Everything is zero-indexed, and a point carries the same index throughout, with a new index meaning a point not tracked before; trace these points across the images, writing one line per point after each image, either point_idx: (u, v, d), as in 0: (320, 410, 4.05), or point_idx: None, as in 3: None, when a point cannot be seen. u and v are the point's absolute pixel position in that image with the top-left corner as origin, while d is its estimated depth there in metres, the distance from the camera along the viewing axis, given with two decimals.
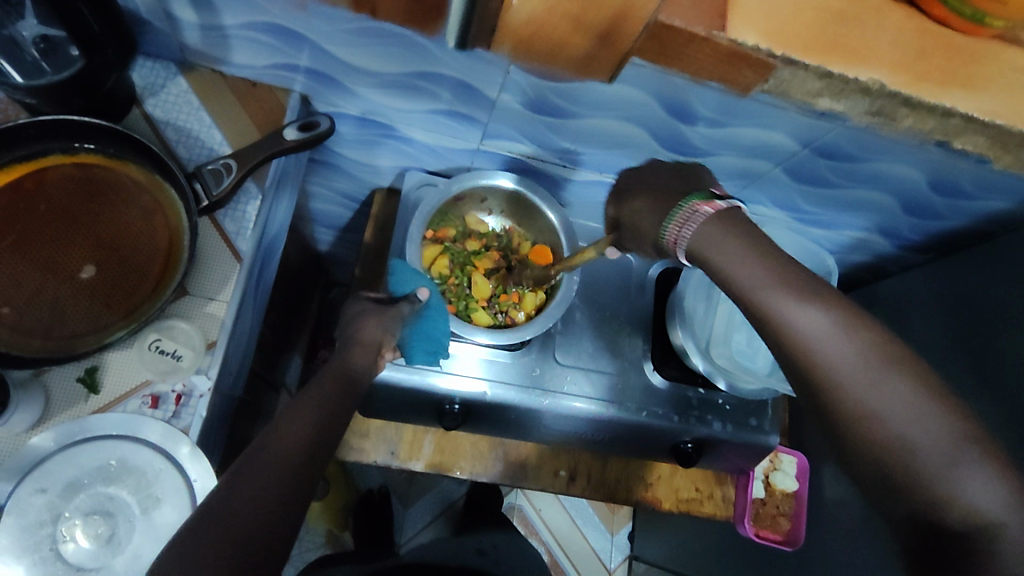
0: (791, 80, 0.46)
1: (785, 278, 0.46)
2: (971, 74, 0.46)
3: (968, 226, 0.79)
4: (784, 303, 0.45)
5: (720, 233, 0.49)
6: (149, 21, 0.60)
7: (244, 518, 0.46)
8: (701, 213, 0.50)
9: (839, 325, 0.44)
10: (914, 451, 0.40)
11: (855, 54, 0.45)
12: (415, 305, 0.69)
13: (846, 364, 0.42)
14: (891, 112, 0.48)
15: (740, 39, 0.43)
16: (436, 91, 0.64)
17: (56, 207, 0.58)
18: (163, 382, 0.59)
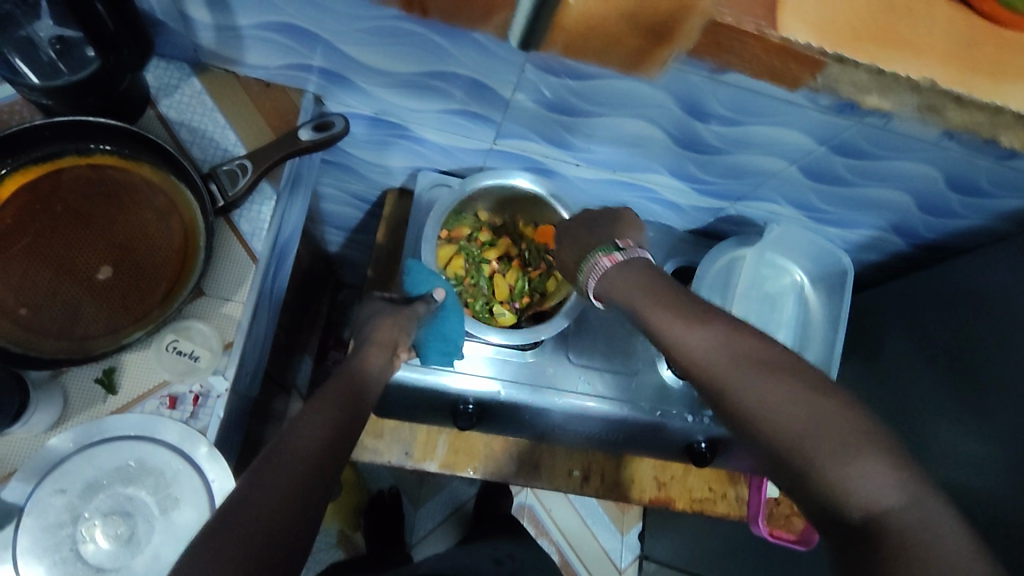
0: (841, 76, 0.45)
1: (672, 301, 0.52)
2: (1016, 64, 0.46)
3: (984, 223, 0.78)
4: (672, 325, 0.50)
5: (620, 275, 0.57)
6: (164, 22, 0.60)
7: (264, 517, 0.46)
8: (602, 264, 0.60)
9: (728, 337, 0.48)
10: (800, 443, 0.42)
11: (910, 48, 0.45)
12: (431, 305, 0.70)
13: (735, 368, 0.46)
14: (941, 108, 0.48)
15: (792, 35, 0.43)
16: (449, 90, 0.64)
17: (73, 209, 0.58)
18: (180, 383, 0.59)
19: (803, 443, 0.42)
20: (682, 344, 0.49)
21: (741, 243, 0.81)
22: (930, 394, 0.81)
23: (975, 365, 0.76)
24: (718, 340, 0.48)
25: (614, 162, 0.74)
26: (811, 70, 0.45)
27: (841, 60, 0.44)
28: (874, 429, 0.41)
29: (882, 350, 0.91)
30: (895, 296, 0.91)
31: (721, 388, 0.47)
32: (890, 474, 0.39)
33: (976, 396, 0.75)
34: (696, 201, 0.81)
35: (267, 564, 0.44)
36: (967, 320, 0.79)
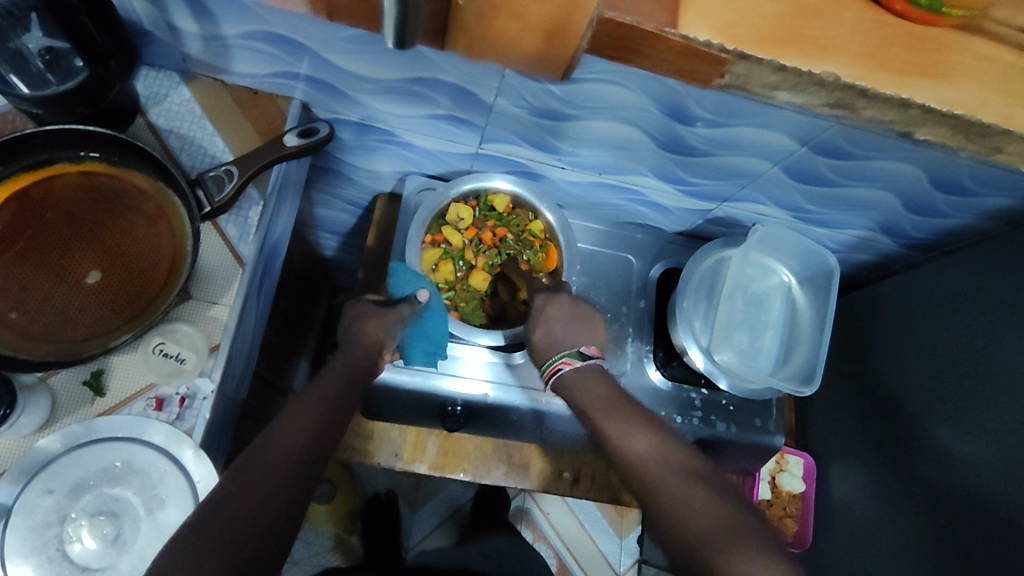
0: (747, 74, 0.45)
1: (626, 413, 0.61)
2: (935, 63, 0.45)
3: (973, 223, 0.78)
4: (621, 426, 0.59)
5: (579, 380, 0.66)
6: (151, 32, 0.62)
7: (246, 513, 0.47)
8: (563, 367, 0.67)
9: (665, 446, 0.57)
10: (699, 538, 0.49)
11: (817, 47, 0.44)
12: (415, 307, 0.70)
13: (661, 472, 0.55)
14: (852, 103, 0.46)
15: (693, 33, 0.42)
16: (433, 97, 0.65)
17: (63, 215, 0.60)
18: (167, 385, 0.60)
19: (701, 537, 0.49)
20: (620, 444, 0.59)
21: (728, 244, 0.83)
22: (920, 392, 0.81)
23: (965, 365, 0.76)
24: (653, 445, 0.57)
25: (599, 165, 0.75)
26: (717, 70, 0.44)
27: (744, 58, 0.43)
28: (761, 537, 0.49)
29: (874, 350, 0.90)
30: (886, 296, 0.91)
31: (647, 488, 0.55)
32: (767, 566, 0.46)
33: (965, 396, 0.75)
34: (683, 203, 0.82)
35: (249, 558, 0.45)
36: (956, 321, 0.79)
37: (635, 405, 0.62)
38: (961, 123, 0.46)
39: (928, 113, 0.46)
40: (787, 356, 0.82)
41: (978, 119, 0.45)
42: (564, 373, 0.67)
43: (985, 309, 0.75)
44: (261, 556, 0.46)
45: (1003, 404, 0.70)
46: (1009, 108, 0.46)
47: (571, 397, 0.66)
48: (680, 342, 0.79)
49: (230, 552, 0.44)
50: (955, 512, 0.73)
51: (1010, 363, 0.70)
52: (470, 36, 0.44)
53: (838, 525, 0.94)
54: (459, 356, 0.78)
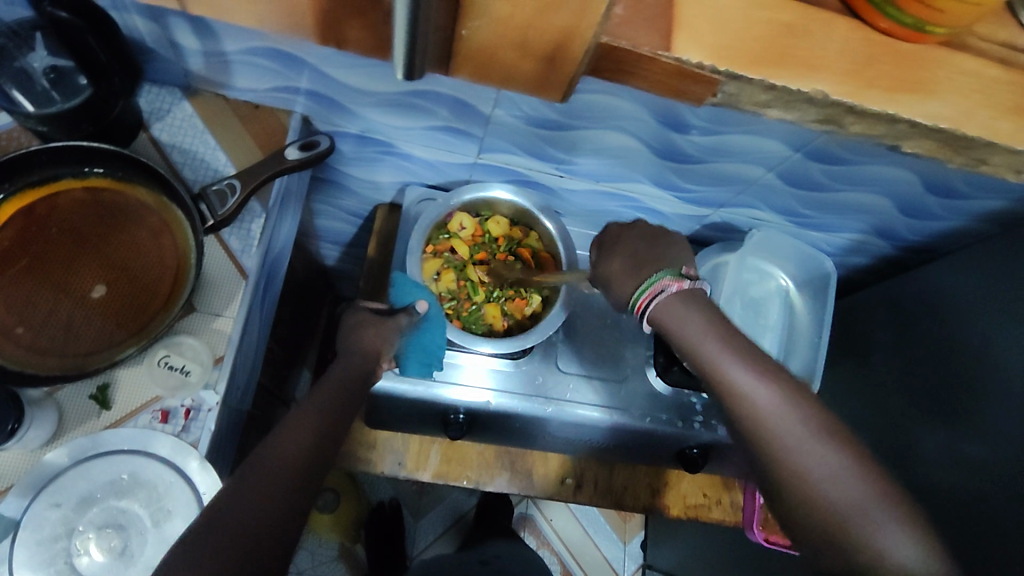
0: (738, 93, 0.45)
1: (739, 343, 0.55)
2: (922, 79, 0.46)
3: (966, 225, 0.79)
4: (728, 362, 0.54)
5: (683, 309, 0.57)
6: (154, 49, 0.63)
7: (245, 526, 0.47)
8: (667, 290, 0.58)
9: (787, 391, 0.52)
10: (839, 504, 0.48)
11: (803, 65, 0.44)
12: (413, 318, 0.71)
13: (793, 427, 0.51)
14: (840, 120, 0.47)
15: (685, 56, 0.43)
16: (433, 108, 0.66)
17: (69, 229, 0.60)
18: (172, 398, 0.60)
19: (828, 493, 0.48)
20: (750, 403, 0.52)
21: (725, 248, 0.83)
22: (917, 394, 0.82)
23: (961, 367, 0.76)
24: (780, 399, 0.52)
25: (597, 173, 0.76)
26: (708, 89, 0.45)
27: (737, 78, 0.44)
28: (891, 491, 0.48)
29: (872, 353, 0.91)
30: (883, 299, 0.92)
31: (762, 434, 0.52)
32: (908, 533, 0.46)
33: (962, 397, 0.76)
34: (680, 209, 0.82)
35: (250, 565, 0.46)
36: (951, 322, 0.79)
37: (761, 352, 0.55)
38: (947, 137, 0.47)
39: (915, 128, 0.47)
40: (786, 360, 0.84)
41: (962, 134, 0.46)
42: (671, 293, 0.58)
43: (980, 311, 0.76)
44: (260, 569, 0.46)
45: (1000, 405, 0.71)
46: (992, 120, 0.47)
47: (682, 337, 0.57)
48: None
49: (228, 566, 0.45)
50: (953, 513, 0.74)
51: (1004, 366, 0.71)
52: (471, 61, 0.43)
53: None
54: (460, 364, 0.78)
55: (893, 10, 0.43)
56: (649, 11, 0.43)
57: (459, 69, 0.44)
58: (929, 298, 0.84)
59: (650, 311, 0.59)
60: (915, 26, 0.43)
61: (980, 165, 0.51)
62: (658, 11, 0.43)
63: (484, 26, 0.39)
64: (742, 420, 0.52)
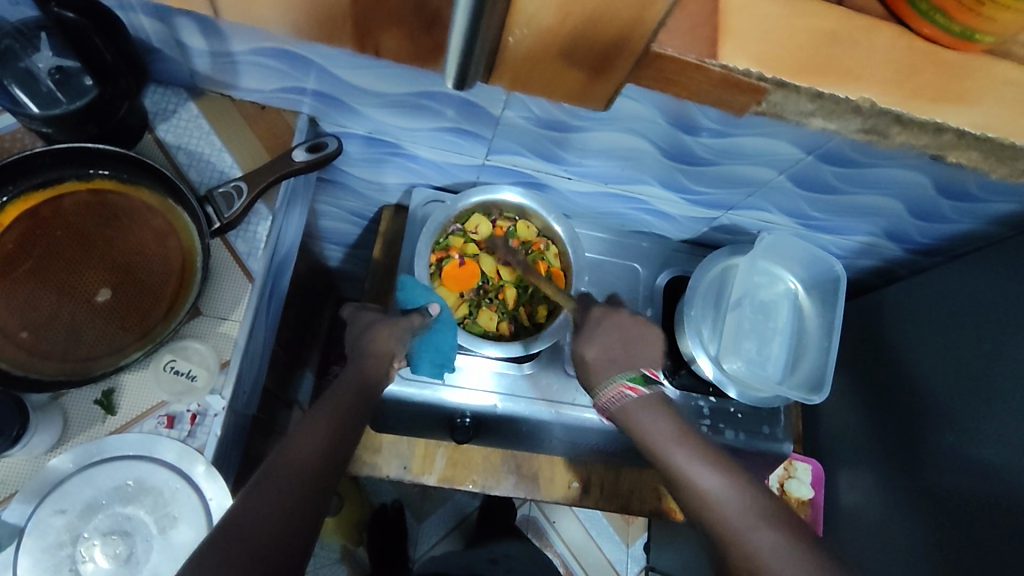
0: (783, 102, 0.45)
1: (691, 445, 0.59)
2: (965, 90, 0.45)
3: (977, 228, 0.78)
4: (674, 453, 0.58)
5: (644, 410, 0.61)
6: (159, 49, 0.62)
7: (261, 531, 0.47)
8: (625, 394, 0.62)
9: (736, 485, 0.56)
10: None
11: (846, 75, 0.44)
12: (426, 319, 0.70)
13: (743, 517, 0.54)
14: (884, 130, 0.47)
15: (731, 63, 0.43)
16: (441, 109, 0.65)
17: (73, 231, 0.59)
18: (178, 403, 0.60)
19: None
20: (699, 488, 0.56)
21: (734, 252, 0.83)
22: (927, 398, 0.81)
23: (970, 371, 0.76)
24: (729, 485, 0.56)
25: (606, 175, 0.75)
26: (754, 98, 0.45)
27: (781, 86, 0.44)
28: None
29: (881, 355, 0.90)
30: (893, 301, 0.91)
31: (727, 530, 0.54)
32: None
33: (970, 401, 0.75)
34: (689, 211, 0.82)
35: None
36: (962, 328, 0.79)
37: (704, 440, 0.60)
38: (993, 147, 0.48)
39: (961, 138, 0.47)
40: (794, 364, 0.82)
41: (1009, 142, 0.46)
42: (627, 398, 0.62)
43: (991, 315, 0.75)
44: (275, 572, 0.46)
45: (1011, 411, 0.70)
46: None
47: (643, 434, 0.60)
48: (689, 350, 0.80)
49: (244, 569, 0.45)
50: (965, 517, 0.73)
51: (1014, 371, 0.70)
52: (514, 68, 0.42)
53: (847, 531, 0.94)
54: (462, 367, 0.77)
55: (940, 19, 0.42)
56: (690, 21, 0.43)
57: (499, 76, 0.43)
58: (939, 302, 0.83)
59: (606, 407, 0.63)
60: (962, 35, 0.42)
61: (1023, 173, 0.51)
62: (697, 20, 0.43)
63: (528, 35, 0.38)
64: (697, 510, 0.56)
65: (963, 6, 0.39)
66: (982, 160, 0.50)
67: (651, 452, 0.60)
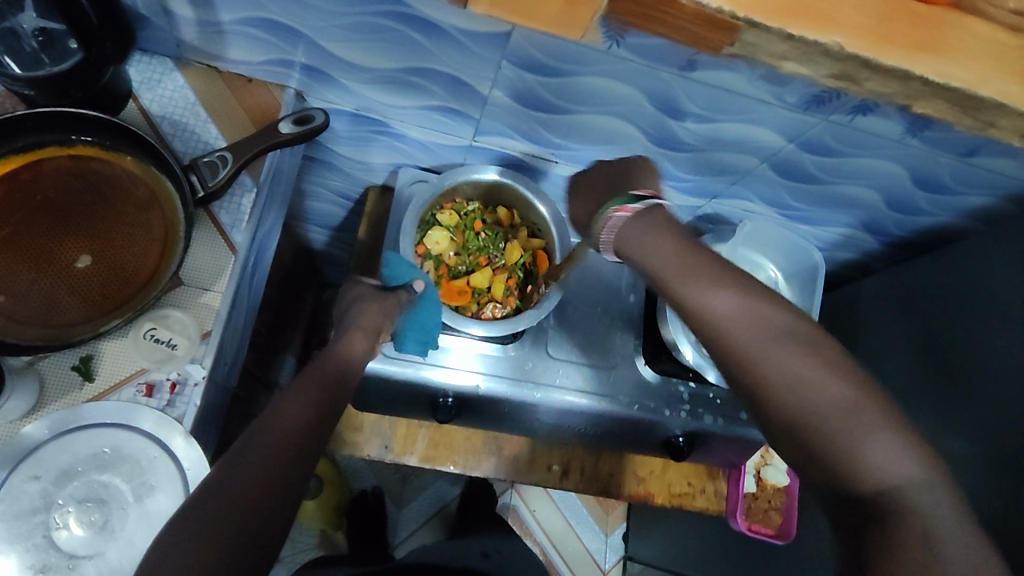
0: (757, 41, 0.46)
1: (704, 260, 0.51)
2: (933, 39, 0.46)
3: (951, 221, 0.80)
4: (699, 292, 0.49)
5: (638, 229, 0.54)
6: (146, 17, 0.61)
7: (243, 506, 0.47)
8: (618, 217, 0.56)
9: (747, 292, 0.48)
10: (827, 414, 0.42)
11: (823, 18, 0.45)
12: (412, 294, 0.70)
13: (762, 343, 0.46)
14: (855, 75, 0.48)
15: (706, 1, 0.44)
16: (429, 86, 0.65)
17: (52, 199, 0.59)
18: (157, 371, 0.59)
19: (813, 412, 0.43)
20: (710, 310, 0.48)
21: (717, 238, 0.83)
22: (905, 388, 0.82)
23: (947, 361, 0.77)
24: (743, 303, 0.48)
25: (590, 158, 0.76)
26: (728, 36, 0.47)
27: (755, 26, 0.44)
28: (892, 407, 0.43)
29: (856, 347, 0.92)
30: (870, 295, 0.93)
31: (750, 369, 0.46)
32: (900, 446, 0.41)
33: (942, 390, 0.77)
34: (673, 198, 0.83)
35: (249, 543, 0.46)
36: (937, 320, 0.80)
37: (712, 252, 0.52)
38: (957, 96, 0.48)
39: (928, 85, 0.47)
40: None
41: (974, 93, 0.47)
42: (620, 222, 0.56)
43: (966, 308, 0.77)
44: (255, 549, 0.46)
45: (985, 399, 0.71)
46: (1007, 85, 0.47)
47: (643, 258, 0.53)
48: (670, 337, 0.79)
49: (215, 545, 0.45)
50: None
51: (988, 358, 0.72)
52: None
53: None
54: (450, 347, 0.78)
55: None
56: None
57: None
58: (914, 294, 0.85)
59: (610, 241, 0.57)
60: None
61: (989, 127, 0.52)
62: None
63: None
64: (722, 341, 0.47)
65: None
66: (950, 109, 0.51)
67: (663, 285, 0.52)
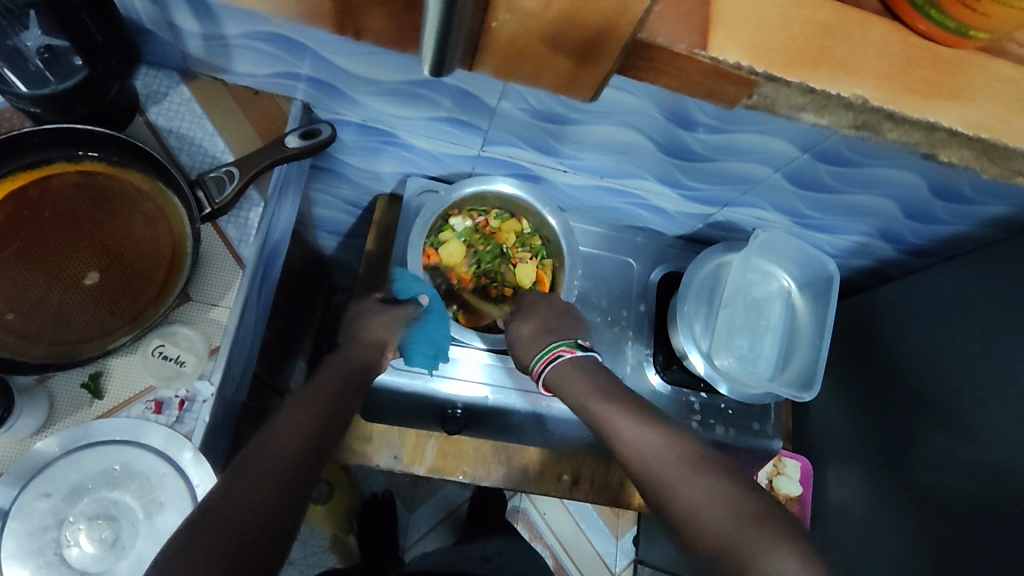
0: (774, 95, 0.44)
1: (581, 360, 0.67)
2: (960, 86, 0.45)
3: (970, 231, 0.78)
4: (567, 372, 0.67)
5: (574, 371, 0.66)
6: (151, 31, 0.61)
7: (242, 517, 0.47)
8: (564, 355, 0.68)
9: (581, 364, 0.67)
10: (648, 463, 0.57)
11: (842, 67, 0.43)
12: (418, 309, 0.71)
13: (673, 467, 0.56)
14: (877, 126, 0.46)
15: (721, 55, 0.41)
16: (436, 99, 0.65)
17: (61, 214, 0.59)
18: (166, 388, 0.59)
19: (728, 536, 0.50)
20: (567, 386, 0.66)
21: (728, 248, 0.83)
22: (917, 400, 0.81)
23: (965, 372, 0.75)
24: (573, 365, 0.67)
25: (600, 169, 0.75)
26: (745, 91, 0.43)
27: (772, 79, 0.42)
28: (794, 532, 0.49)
29: (871, 356, 0.91)
30: (885, 303, 0.91)
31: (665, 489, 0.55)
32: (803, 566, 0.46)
33: (964, 403, 0.75)
34: (684, 207, 0.82)
35: (251, 559, 0.46)
36: (952, 331, 0.79)
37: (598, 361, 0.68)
38: (984, 147, 0.46)
39: (953, 137, 0.46)
40: (785, 361, 0.82)
41: (999, 142, 0.46)
42: (565, 358, 0.67)
43: (984, 320, 0.75)
44: (254, 559, 0.46)
45: (1002, 416, 0.70)
46: (1023, 125, 0.46)
47: (573, 397, 0.65)
48: (680, 346, 0.80)
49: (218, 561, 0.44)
50: (948, 517, 0.74)
51: (1002, 372, 0.71)
52: (501, 61, 0.39)
53: (832, 530, 0.94)
54: (458, 358, 0.78)
55: (936, 13, 0.42)
56: (684, 6, 0.41)
57: (483, 65, 0.39)
58: (931, 305, 0.83)
59: (545, 375, 0.68)
60: (957, 31, 0.43)
61: (1015, 176, 0.50)
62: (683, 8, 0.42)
63: (513, 20, 0.35)
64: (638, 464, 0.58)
65: (961, 3, 0.40)
66: (973, 160, 0.48)
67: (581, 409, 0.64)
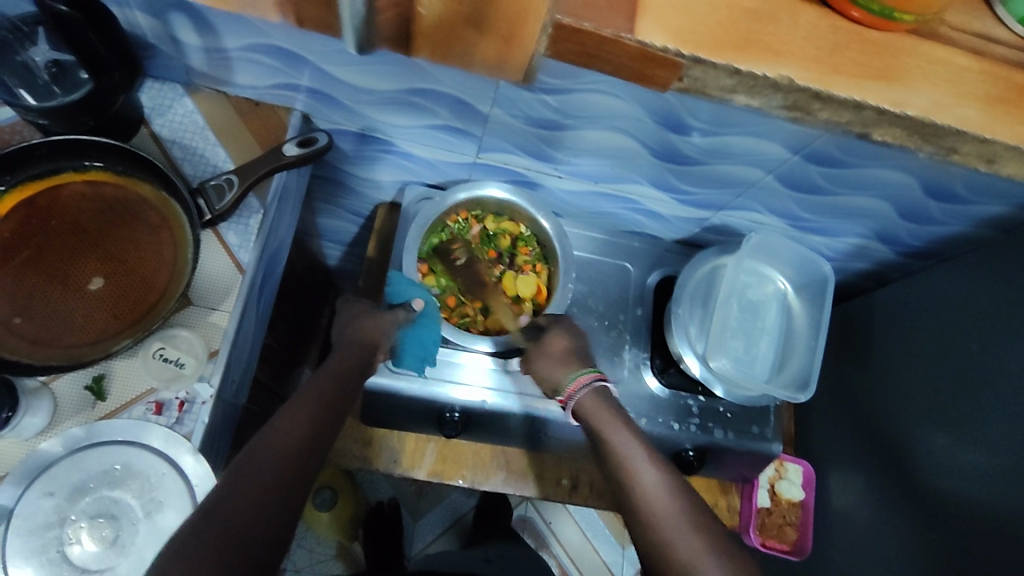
0: (705, 77, 0.47)
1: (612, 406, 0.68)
2: (889, 67, 0.48)
3: (967, 231, 0.79)
4: (596, 405, 0.68)
5: (597, 402, 0.68)
6: (155, 45, 0.63)
7: (244, 510, 0.47)
8: (586, 385, 0.70)
9: (608, 401, 0.69)
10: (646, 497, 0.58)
11: (768, 52, 0.47)
12: (410, 314, 0.74)
13: (669, 508, 0.56)
14: (807, 106, 0.49)
15: (648, 39, 0.45)
16: (433, 108, 0.66)
17: (68, 223, 0.61)
18: (166, 390, 0.61)
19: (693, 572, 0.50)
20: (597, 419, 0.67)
21: (723, 251, 0.83)
22: (920, 402, 0.81)
23: (968, 373, 0.75)
24: (596, 398, 0.69)
25: (592, 174, 0.76)
26: (674, 73, 0.47)
27: (699, 61, 0.46)
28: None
29: (872, 358, 0.90)
30: (884, 305, 0.91)
31: (653, 529, 0.55)
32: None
33: (967, 404, 0.74)
34: (679, 211, 0.82)
35: (252, 556, 0.46)
36: (951, 332, 0.78)
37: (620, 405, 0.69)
38: (915, 124, 0.48)
39: (883, 115, 0.48)
40: (783, 364, 0.82)
41: (929, 121, 0.48)
42: (582, 392, 0.69)
43: (980, 320, 0.75)
44: (255, 557, 0.46)
45: (1001, 419, 0.69)
46: (971, 113, 0.48)
47: (595, 423, 0.67)
48: (676, 350, 0.80)
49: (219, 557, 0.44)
50: (953, 521, 0.73)
51: (1001, 372, 0.71)
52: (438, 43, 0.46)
53: (836, 534, 0.94)
54: (463, 362, 0.78)
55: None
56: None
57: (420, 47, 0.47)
58: (930, 307, 0.83)
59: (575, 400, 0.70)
60: (884, 13, 0.46)
61: (951, 155, 0.52)
62: None
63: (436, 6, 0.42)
64: (629, 491, 0.59)
65: None
66: (907, 137, 0.50)
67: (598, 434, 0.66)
